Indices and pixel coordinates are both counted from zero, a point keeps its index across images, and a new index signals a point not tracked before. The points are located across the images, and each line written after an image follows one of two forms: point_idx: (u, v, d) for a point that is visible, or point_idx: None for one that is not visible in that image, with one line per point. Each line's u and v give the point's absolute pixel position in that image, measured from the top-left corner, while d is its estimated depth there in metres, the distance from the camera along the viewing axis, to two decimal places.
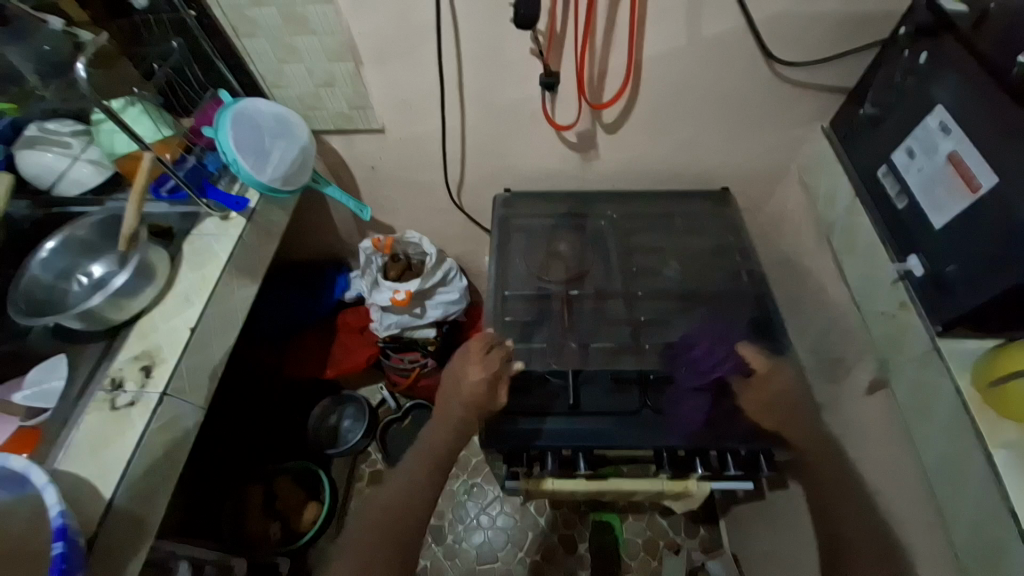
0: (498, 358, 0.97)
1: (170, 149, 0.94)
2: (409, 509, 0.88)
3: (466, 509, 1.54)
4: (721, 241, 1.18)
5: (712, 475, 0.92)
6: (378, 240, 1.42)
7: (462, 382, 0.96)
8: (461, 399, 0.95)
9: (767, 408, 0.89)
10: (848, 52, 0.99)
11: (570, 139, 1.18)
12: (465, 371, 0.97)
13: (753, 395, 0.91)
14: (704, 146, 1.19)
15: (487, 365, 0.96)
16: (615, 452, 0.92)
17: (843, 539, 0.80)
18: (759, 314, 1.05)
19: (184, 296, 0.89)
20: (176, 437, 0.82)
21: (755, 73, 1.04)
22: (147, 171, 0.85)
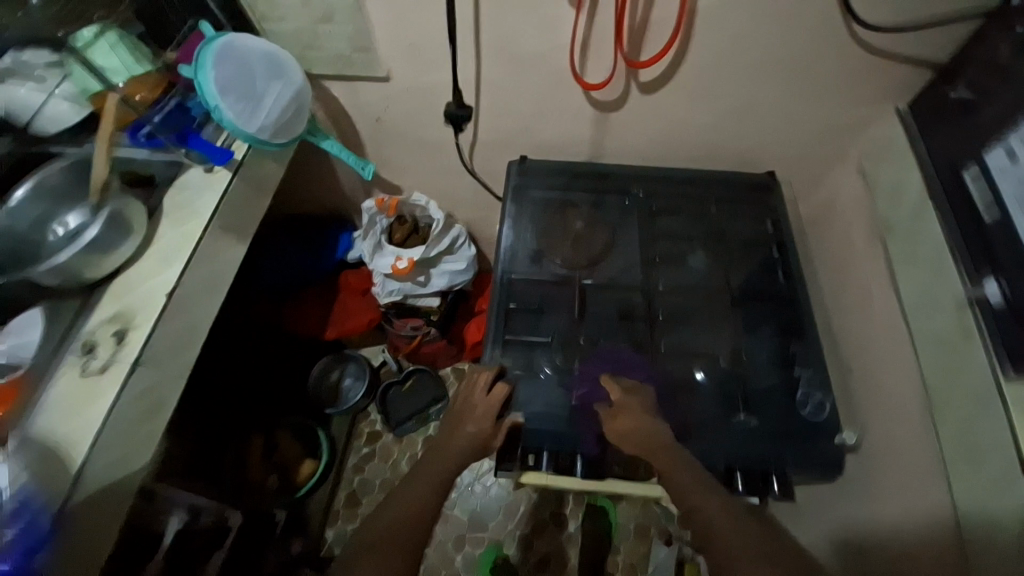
0: (488, 403, 0.89)
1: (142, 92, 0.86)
2: (416, 516, 0.82)
3: (462, 476, 1.54)
4: (758, 233, 1.05)
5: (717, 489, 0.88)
6: (382, 200, 1.35)
7: (466, 416, 0.90)
8: (461, 433, 0.90)
9: (624, 437, 0.83)
10: (945, 18, 0.82)
11: (600, 98, 1.03)
12: (468, 403, 0.91)
13: (615, 425, 0.85)
14: (755, 120, 1.04)
15: (489, 406, 0.88)
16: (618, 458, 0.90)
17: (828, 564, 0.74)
18: (789, 320, 0.97)
19: (164, 255, 0.83)
20: (154, 406, 0.79)
21: (828, 35, 0.88)
22: (112, 115, 0.81)
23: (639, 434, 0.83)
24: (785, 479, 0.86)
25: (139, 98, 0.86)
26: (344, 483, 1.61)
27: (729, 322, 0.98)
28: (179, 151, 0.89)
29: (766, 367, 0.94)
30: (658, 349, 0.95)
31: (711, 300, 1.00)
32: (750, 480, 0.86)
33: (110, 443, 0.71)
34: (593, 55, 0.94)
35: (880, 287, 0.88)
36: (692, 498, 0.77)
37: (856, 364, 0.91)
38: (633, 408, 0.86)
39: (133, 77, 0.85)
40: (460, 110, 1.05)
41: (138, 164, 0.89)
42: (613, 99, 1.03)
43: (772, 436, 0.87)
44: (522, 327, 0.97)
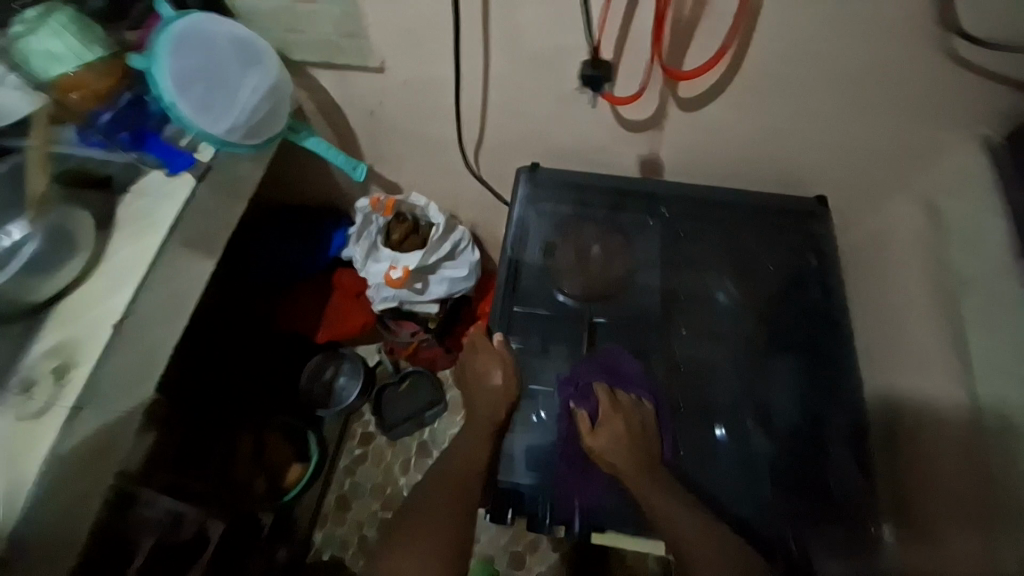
0: (490, 414, 0.83)
1: (82, 89, 0.73)
2: (428, 523, 0.77)
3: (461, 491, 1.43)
4: (799, 270, 0.93)
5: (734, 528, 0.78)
6: (378, 199, 1.22)
7: (475, 377, 0.86)
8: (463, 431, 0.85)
9: (615, 446, 0.78)
10: None
11: (629, 116, 0.91)
12: (478, 394, 0.85)
13: (605, 431, 0.80)
14: (810, 134, 0.89)
15: (492, 353, 0.86)
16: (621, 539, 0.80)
17: None
18: (824, 375, 0.86)
19: (114, 279, 0.73)
20: (101, 448, 0.72)
21: (909, 38, 0.72)
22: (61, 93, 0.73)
23: (619, 440, 0.79)
24: (805, 537, 0.77)
25: (75, 95, 0.74)
26: (335, 485, 1.53)
27: (758, 372, 0.87)
28: (130, 155, 0.78)
29: (800, 430, 0.83)
30: (683, 406, 0.85)
31: (742, 349, 0.88)
32: (768, 536, 0.77)
33: (47, 497, 0.64)
34: (626, 59, 0.81)
35: (945, 353, 0.76)
36: (677, 528, 0.72)
37: (925, 441, 0.80)
38: (614, 425, 0.80)
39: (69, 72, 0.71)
40: (596, 69, 0.80)
41: (76, 163, 0.78)
42: (646, 116, 0.90)
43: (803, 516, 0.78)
44: (523, 368, 0.87)
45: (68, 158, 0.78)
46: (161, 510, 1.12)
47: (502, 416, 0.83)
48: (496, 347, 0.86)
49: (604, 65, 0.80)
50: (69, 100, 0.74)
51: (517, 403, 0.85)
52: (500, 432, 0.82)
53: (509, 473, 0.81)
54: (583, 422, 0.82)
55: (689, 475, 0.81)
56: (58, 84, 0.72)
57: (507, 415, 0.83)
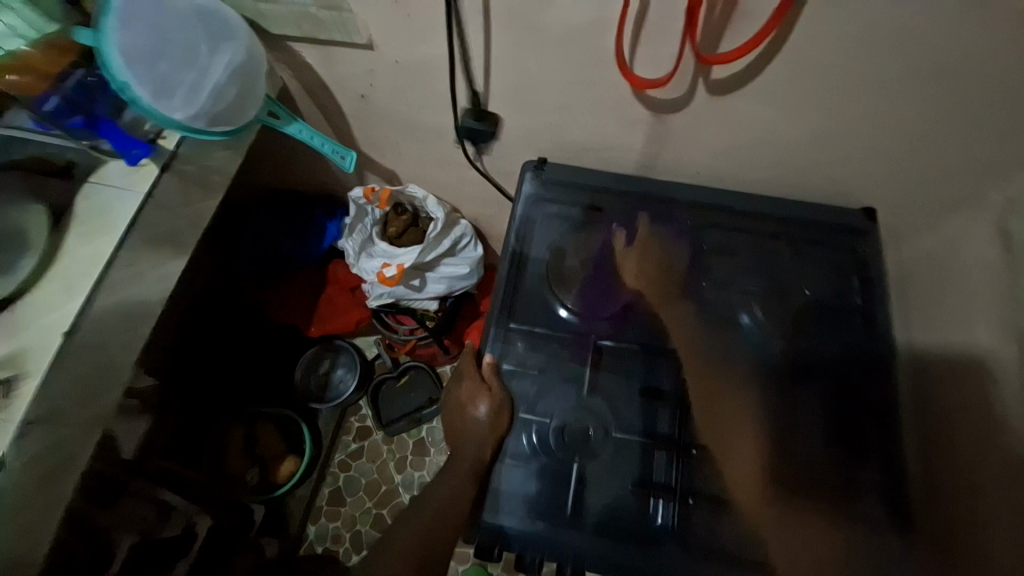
0: (473, 453, 0.75)
1: (22, 69, 0.65)
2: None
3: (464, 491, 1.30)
4: (839, 293, 0.82)
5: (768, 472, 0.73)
6: (372, 189, 1.11)
7: (462, 410, 0.77)
8: (446, 468, 0.77)
9: (649, 277, 0.84)
10: None
11: (658, 96, 0.78)
12: (463, 434, 0.77)
13: (633, 264, 0.85)
14: (860, 133, 0.78)
15: (478, 378, 0.79)
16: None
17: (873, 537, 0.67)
18: (858, 414, 0.76)
19: (67, 282, 0.67)
20: (58, 466, 0.66)
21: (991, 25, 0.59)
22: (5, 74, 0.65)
23: (652, 260, 0.85)
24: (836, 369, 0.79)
25: (12, 77, 0.65)
26: (329, 480, 1.45)
27: (783, 407, 0.77)
28: (83, 142, 0.70)
29: (830, 477, 0.73)
30: (703, 421, 0.75)
31: (765, 375, 0.78)
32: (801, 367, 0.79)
33: None
34: (649, 41, 0.69)
35: (1008, 403, 0.65)
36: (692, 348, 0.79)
37: (983, 496, 0.69)
38: (647, 247, 0.85)
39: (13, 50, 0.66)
40: (478, 121, 0.87)
41: (37, 149, 0.72)
42: (676, 97, 0.77)
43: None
44: (515, 394, 0.78)
45: (30, 142, 0.72)
46: (147, 506, 1.05)
47: (488, 455, 0.74)
48: (483, 370, 0.78)
49: (489, 119, 0.87)
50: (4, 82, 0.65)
51: (506, 436, 0.76)
52: (485, 468, 0.74)
53: (494, 512, 0.73)
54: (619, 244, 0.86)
55: (720, 302, 0.82)
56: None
57: (495, 451, 0.75)
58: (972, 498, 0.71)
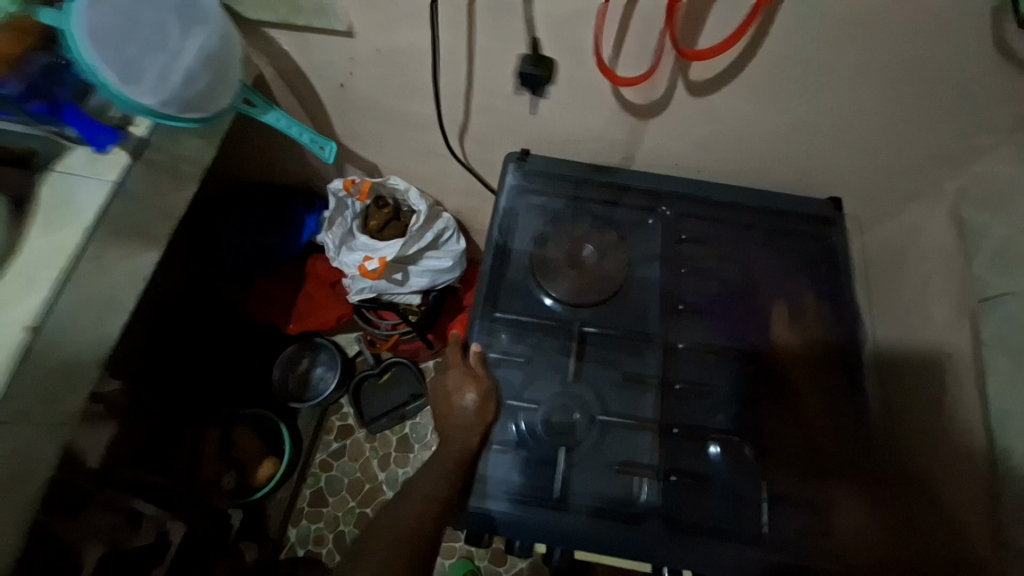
0: (461, 444, 0.75)
1: None
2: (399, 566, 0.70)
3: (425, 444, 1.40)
4: (811, 278, 0.86)
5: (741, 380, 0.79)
6: (353, 181, 1.09)
7: (451, 403, 0.76)
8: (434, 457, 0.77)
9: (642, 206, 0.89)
10: None
11: (634, 100, 0.81)
12: (450, 423, 0.76)
13: (631, 198, 0.89)
14: (830, 127, 0.81)
15: (464, 368, 0.78)
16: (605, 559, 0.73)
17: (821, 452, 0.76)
18: (833, 394, 0.79)
19: (30, 275, 0.63)
20: (26, 468, 0.64)
21: (948, 25, 0.63)
22: None
23: (651, 191, 0.89)
24: (811, 288, 0.85)
25: None
26: (310, 481, 1.42)
27: (753, 388, 0.79)
28: (48, 128, 0.67)
29: (801, 451, 0.76)
30: (693, 341, 0.81)
31: (735, 332, 0.82)
32: (781, 292, 0.85)
33: None
34: (628, 42, 0.71)
35: (964, 380, 0.69)
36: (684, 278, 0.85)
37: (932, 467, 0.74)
38: (639, 186, 0.90)
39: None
40: (536, 69, 0.76)
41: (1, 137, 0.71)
42: (652, 100, 0.81)
43: (809, 556, 0.70)
44: (501, 384, 0.79)
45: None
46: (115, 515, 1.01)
47: (475, 437, 0.75)
48: (470, 360, 0.78)
49: (546, 63, 0.76)
50: None
51: (493, 426, 0.76)
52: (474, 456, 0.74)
53: (480, 498, 0.73)
54: (616, 182, 0.90)
55: (708, 238, 0.87)
56: None
57: (483, 441, 0.75)
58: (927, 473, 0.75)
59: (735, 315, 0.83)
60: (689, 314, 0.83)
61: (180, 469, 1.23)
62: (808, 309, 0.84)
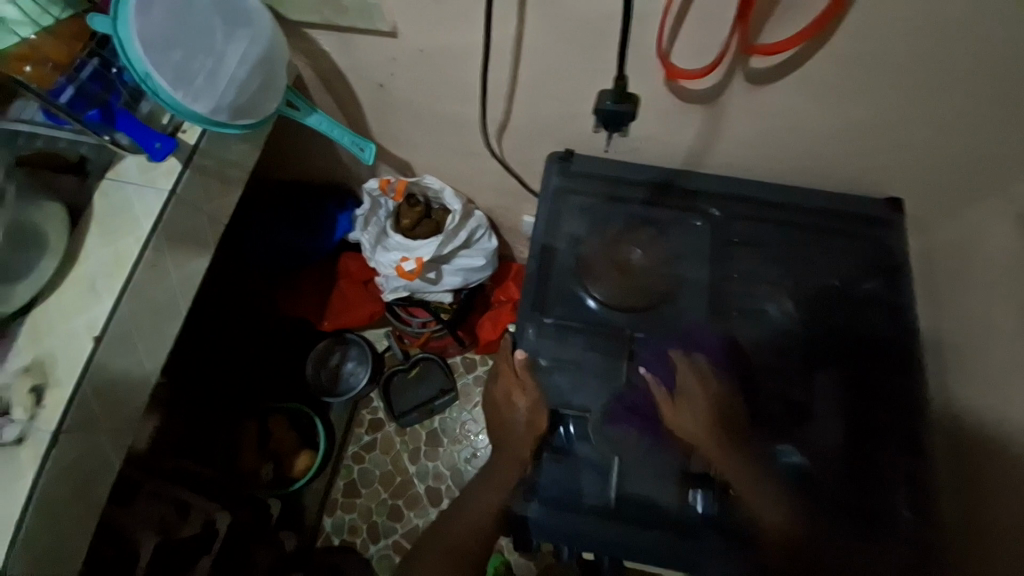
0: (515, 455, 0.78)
1: (40, 60, 0.65)
2: None
3: (462, 421, 1.43)
4: (866, 282, 0.83)
5: (793, 387, 0.78)
6: (388, 181, 1.10)
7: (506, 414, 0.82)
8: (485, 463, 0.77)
9: (689, 206, 0.86)
10: None
11: (689, 87, 0.77)
12: (506, 430, 0.81)
13: (677, 198, 0.87)
14: (890, 125, 0.78)
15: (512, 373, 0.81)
16: (652, 566, 0.74)
17: (877, 461, 0.74)
18: (888, 403, 0.77)
19: (90, 284, 0.65)
20: (92, 472, 0.66)
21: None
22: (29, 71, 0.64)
23: (697, 192, 0.87)
24: (866, 293, 0.82)
25: (28, 68, 0.64)
26: (343, 472, 1.40)
27: (799, 394, 0.78)
28: (101, 137, 0.67)
29: (854, 460, 0.75)
30: (742, 347, 0.80)
31: (789, 339, 0.80)
32: (835, 296, 0.82)
33: (34, 533, 0.59)
34: (688, 33, 0.69)
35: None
36: (735, 282, 0.83)
37: (995, 481, 0.71)
38: (686, 188, 0.88)
39: (26, 38, 0.64)
40: (619, 104, 0.69)
41: (44, 143, 0.69)
42: (705, 88, 0.77)
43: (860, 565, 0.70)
44: (548, 390, 0.78)
45: (37, 138, 0.69)
46: (168, 504, 1.04)
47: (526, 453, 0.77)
48: (516, 366, 0.79)
49: (630, 97, 0.69)
50: (21, 74, 0.64)
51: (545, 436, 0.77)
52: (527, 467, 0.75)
53: (524, 502, 0.73)
54: (662, 183, 0.88)
55: (758, 240, 0.85)
56: (10, 54, 0.63)
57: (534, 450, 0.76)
58: (988, 487, 0.73)
59: (788, 322, 0.81)
60: (739, 320, 0.81)
61: (222, 462, 1.28)
62: (862, 314, 0.81)
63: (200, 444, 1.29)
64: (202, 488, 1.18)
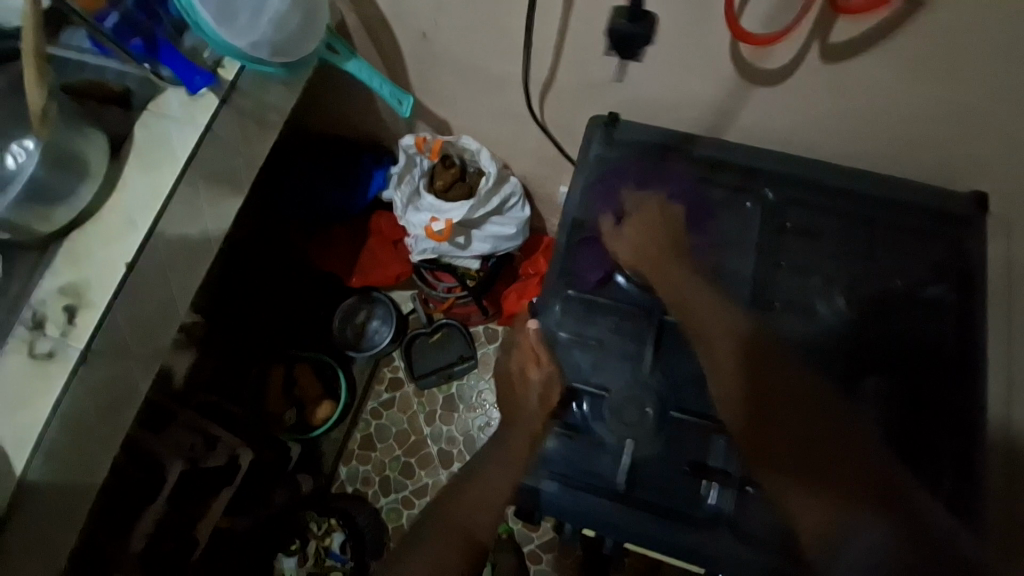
0: None
1: None
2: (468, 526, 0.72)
3: (477, 388, 1.44)
4: (930, 283, 0.75)
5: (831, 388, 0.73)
6: (424, 139, 1.07)
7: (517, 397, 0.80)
8: None
9: (739, 186, 0.80)
10: None
11: (760, 65, 0.72)
12: None
13: (728, 178, 0.80)
14: (987, 109, 0.68)
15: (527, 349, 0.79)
16: (656, 554, 0.72)
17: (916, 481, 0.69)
18: (937, 415, 0.71)
19: (127, 214, 0.66)
20: (118, 395, 0.68)
21: None
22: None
23: (751, 172, 0.80)
24: (927, 294, 0.75)
25: None
26: (361, 426, 1.44)
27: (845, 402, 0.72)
28: (143, 66, 0.68)
29: None
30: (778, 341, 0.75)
31: (835, 338, 0.74)
32: (891, 295, 0.75)
33: (57, 445, 0.61)
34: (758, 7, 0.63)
35: None
36: (782, 275, 0.77)
37: None
38: (738, 168, 0.81)
39: None
40: (635, 23, 0.64)
41: (92, 75, 0.70)
42: (776, 68, 0.72)
43: None
44: (567, 366, 0.76)
45: (85, 68, 0.71)
46: (194, 436, 1.07)
47: None
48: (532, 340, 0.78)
49: (646, 17, 0.64)
50: None
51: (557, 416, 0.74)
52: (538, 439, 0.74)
53: (535, 477, 0.71)
54: (714, 160, 0.81)
55: (813, 229, 0.78)
56: None
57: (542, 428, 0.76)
58: None
59: (835, 321, 0.75)
60: (779, 312, 0.76)
61: (248, 399, 1.32)
62: (922, 318, 0.74)
63: (228, 384, 1.34)
64: (229, 423, 1.22)
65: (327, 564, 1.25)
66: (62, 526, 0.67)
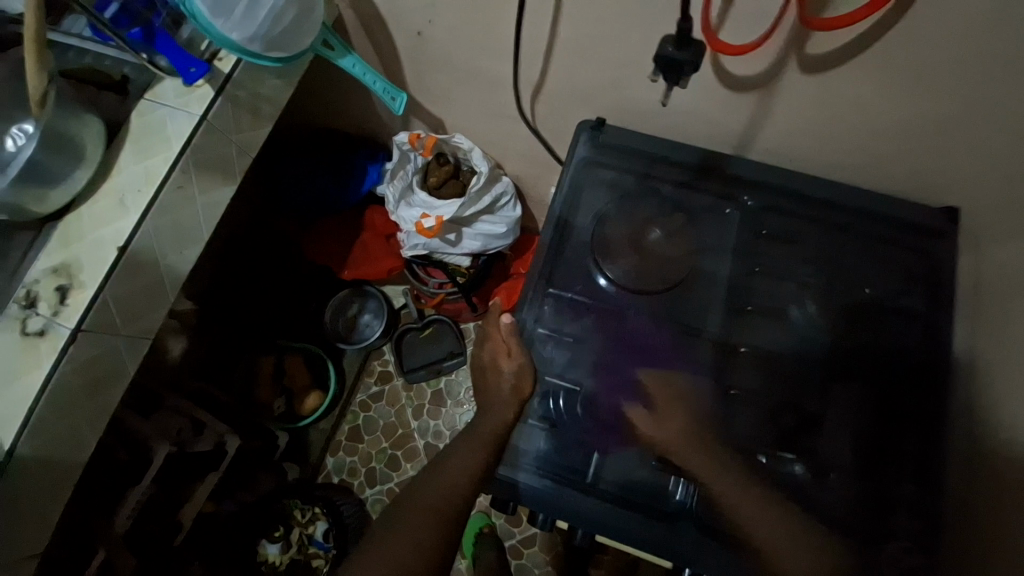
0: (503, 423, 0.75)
1: None
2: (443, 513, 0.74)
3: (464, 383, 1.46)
4: (900, 294, 0.77)
5: (799, 392, 0.75)
6: (418, 136, 1.08)
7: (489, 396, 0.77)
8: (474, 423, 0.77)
9: (720, 193, 0.82)
10: None
11: (734, 71, 0.73)
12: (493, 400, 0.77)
13: (709, 184, 0.83)
14: (957, 128, 0.70)
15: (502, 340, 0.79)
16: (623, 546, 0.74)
17: (875, 483, 0.71)
18: (899, 422, 0.73)
19: (120, 198, 0.68)
20: (107, 374, 0.70)
21: None
22: None
23: (731, 180, 0.82)
24: (897, 305, 0.77)
25: None
26: (349, 417, 1.45)
27: (813, 407, 0.74)
28: (140, 55, 0.70)
29: (853, 477, 0.72)
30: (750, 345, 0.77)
31: (805, 344, 0.77)
32: (861, 304, 0.77)
33: (44, 421, 0.63)
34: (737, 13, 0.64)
35: None
36: (757, 280, 0.79)
37: (1000, 516, 0.66)
38: (719, 175, 0.83)
39: None
40: (679, 51, 0.64)
41: (92, 61, 0.72)
42: (753, 74, 0.73)
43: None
44: (544, 362, 0.78)
45: (86, 55, 0.73)
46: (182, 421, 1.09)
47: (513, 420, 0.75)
48: (506, 332, 0.78)
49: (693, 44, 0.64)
50: None
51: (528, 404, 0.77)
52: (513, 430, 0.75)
53: (509, 467, 0.74)
54: (696, 167, 0.83)
55: (789, 237, 0.80)
56: None
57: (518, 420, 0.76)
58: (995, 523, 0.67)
59: (806, 327, 0.77)
60: (752, 316, 0.78)
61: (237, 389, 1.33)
62: (890, 327, 0.76)
63: (218, 371, 1.36)
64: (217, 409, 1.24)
65: (311, 550, 1.28)
66: (44, 502, 0.68)
